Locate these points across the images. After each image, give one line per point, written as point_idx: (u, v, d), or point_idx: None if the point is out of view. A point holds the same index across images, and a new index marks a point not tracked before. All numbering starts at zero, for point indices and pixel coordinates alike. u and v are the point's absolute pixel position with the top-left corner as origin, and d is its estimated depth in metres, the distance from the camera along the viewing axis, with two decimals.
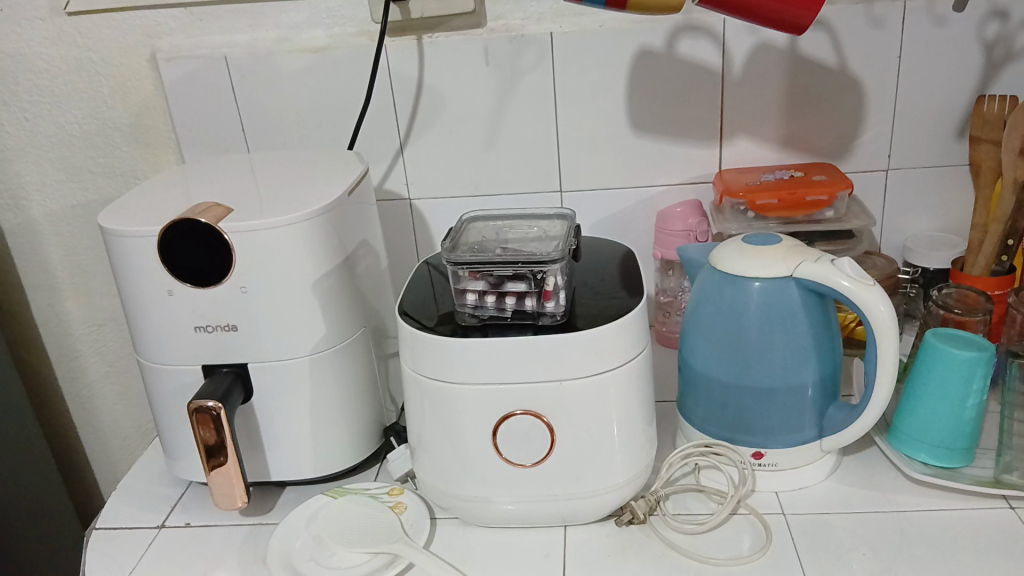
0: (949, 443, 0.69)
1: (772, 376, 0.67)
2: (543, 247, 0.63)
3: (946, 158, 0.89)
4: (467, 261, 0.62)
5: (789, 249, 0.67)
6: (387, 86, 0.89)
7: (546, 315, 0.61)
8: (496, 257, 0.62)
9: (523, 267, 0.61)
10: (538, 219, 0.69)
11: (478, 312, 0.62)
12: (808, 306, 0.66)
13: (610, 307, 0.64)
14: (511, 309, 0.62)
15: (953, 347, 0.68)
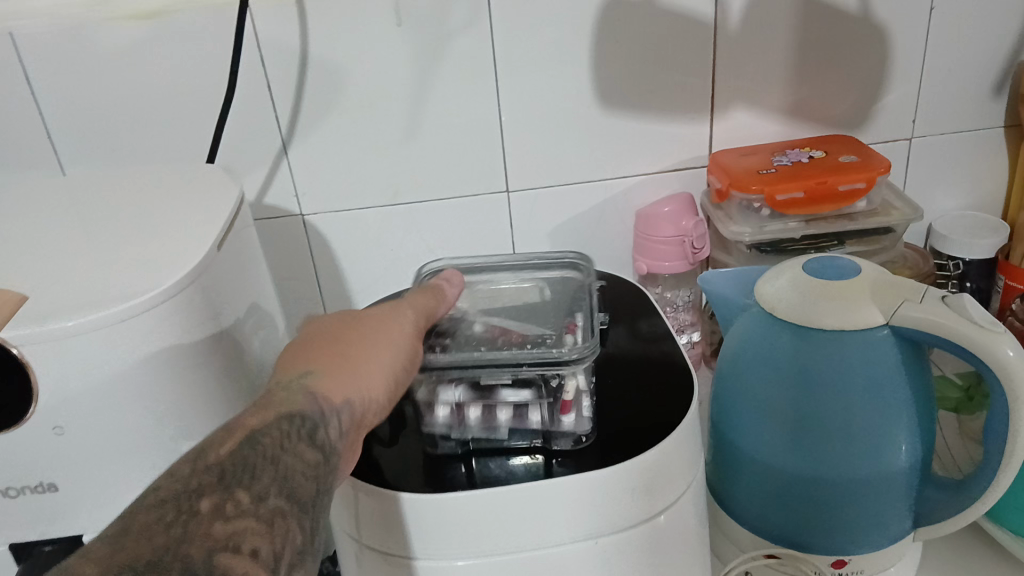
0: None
1: (855, 463, 0.48)
2: (555, 338, 0.45)
3: (979, 121, 0.72)
4: (439, 363, 0.43)
5: (874, 283, 0.48)
6: (258, 63, 0.62)
7: (564, 436, 0.43)
8: (486, 357, 0.43)
9: (530, 369, 0.43)
10: (530, 278, 0.54)
11: (454, 438, 0.44)
12: (904, 364, 0.47)
13: (643, 413, 0.44)
14: (507, 430, 0.43)
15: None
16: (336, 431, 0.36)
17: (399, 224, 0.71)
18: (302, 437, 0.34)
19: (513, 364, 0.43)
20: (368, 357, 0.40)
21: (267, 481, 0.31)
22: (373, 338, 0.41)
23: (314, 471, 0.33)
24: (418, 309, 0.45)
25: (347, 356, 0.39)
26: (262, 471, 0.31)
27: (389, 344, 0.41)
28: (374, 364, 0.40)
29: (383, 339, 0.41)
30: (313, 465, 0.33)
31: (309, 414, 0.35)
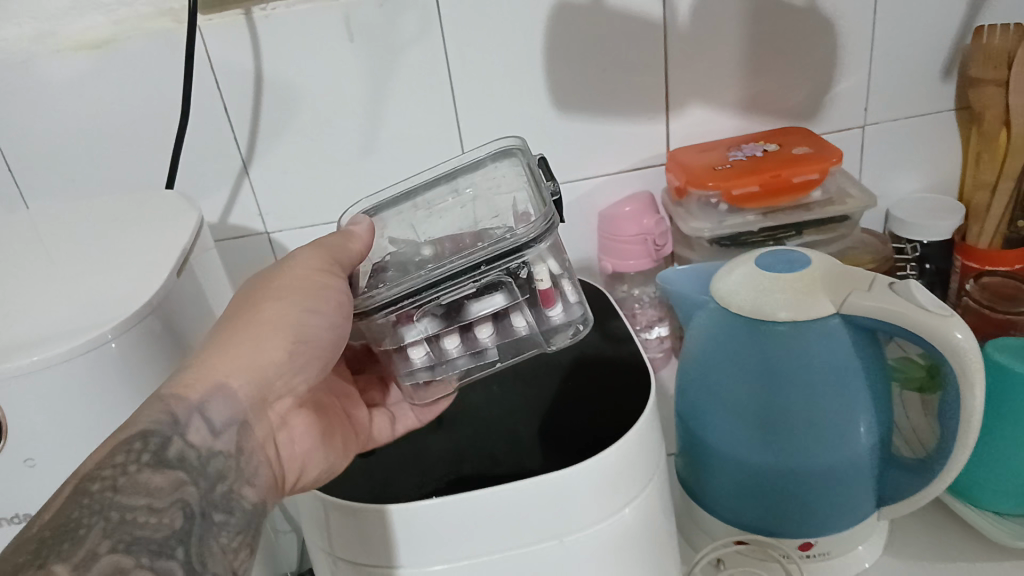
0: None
1: (819, 447, 0.49)
2: (508, 228, 0.43)
3: (931, 104, 0.73)
4: (395, 301, 0.42)
5: (824, 273, 0.49)
6: (212, 87, 0.63)
7: (556, 326, 0.45)
8: (439, 274, 0.41)
9: (490, 264, 0.41)
10: (450, 186, 0.52)
11: (442, 369, 0.46)
12: (861, 349, 0.48)
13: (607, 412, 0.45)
14: (495, 339, 0.45)
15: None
16: (206, 447, 0.36)
17: None
18: (144, 466, 0.33)
19: (472, 268, 0.41)
20: (257, 340, 0.41)
21: (97, 536, 0.29)
22: (268, 324, 0.42)
23: (163, 503, 0.32)
24: (312, 264, 0.44)
25: (238, 340, 0.41)
26: (90, 526, 0.30)
27: (277, 318, 0.42)
28: (263, 345, 0.41)
29: (274, 318, 0.42)
30: (166, 496, 0.33)
31: (159, 431, 0.35)
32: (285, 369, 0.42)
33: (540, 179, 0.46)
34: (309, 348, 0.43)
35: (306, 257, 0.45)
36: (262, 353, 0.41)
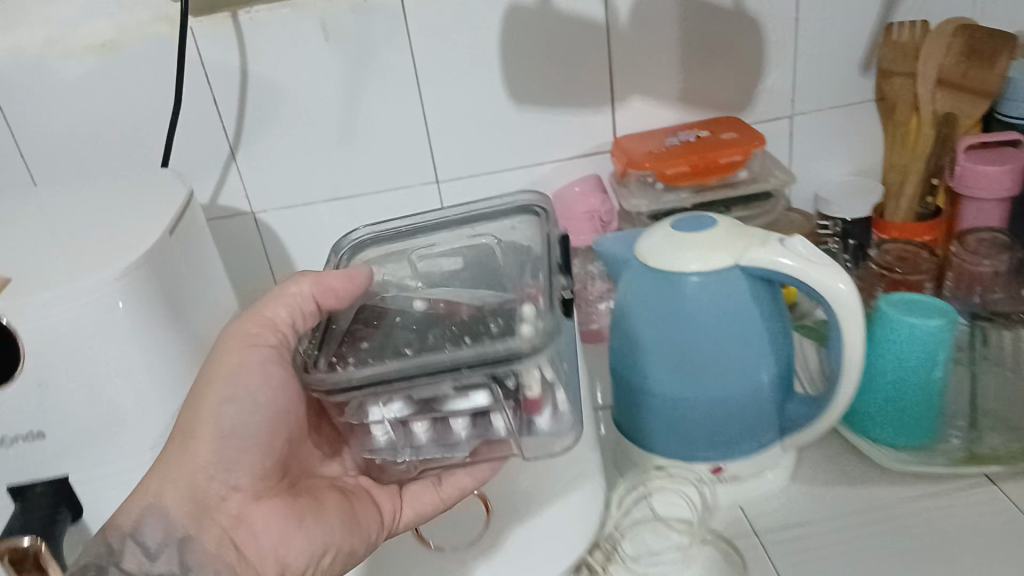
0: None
1: (726, 383, 0.57)
2: (494, 327, 0.43)
3: (854, 95, 0.81)
4: (359, 383, 0.42)
5: (728, 232, 0.56)
6: (204, 82, 0.71)
7: (538, 434, 0.45)
8: (414, 364, 0.41)
9: (475, 369, 0.41)
10: (462, 232, 0.57)
11: (406, 451, 0.46)
12: (759, 297, 0.56)
13: None
14: (472, 431, 0.45)
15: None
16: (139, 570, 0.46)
17: (342, 215, 0.79)
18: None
19: (453, 370, 0.41)
20: (183, 450, 0.47)
21: None
22: (183, 441, 0.47)
23: None
24: (232, 344, 0.50)
25: (172, 453, 0.47)
26: None
27: (203, 411, 0.47)
28: (189, 454, 0.47)
29: (195, 420, 0.47)
30: None
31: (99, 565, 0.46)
32: (222, 469, 0.47)
33: (562, 290, 0.47)
34: (239, 441, 0.47)
35: (243, 321, 0.51)
36: (184, 467, 0.47)
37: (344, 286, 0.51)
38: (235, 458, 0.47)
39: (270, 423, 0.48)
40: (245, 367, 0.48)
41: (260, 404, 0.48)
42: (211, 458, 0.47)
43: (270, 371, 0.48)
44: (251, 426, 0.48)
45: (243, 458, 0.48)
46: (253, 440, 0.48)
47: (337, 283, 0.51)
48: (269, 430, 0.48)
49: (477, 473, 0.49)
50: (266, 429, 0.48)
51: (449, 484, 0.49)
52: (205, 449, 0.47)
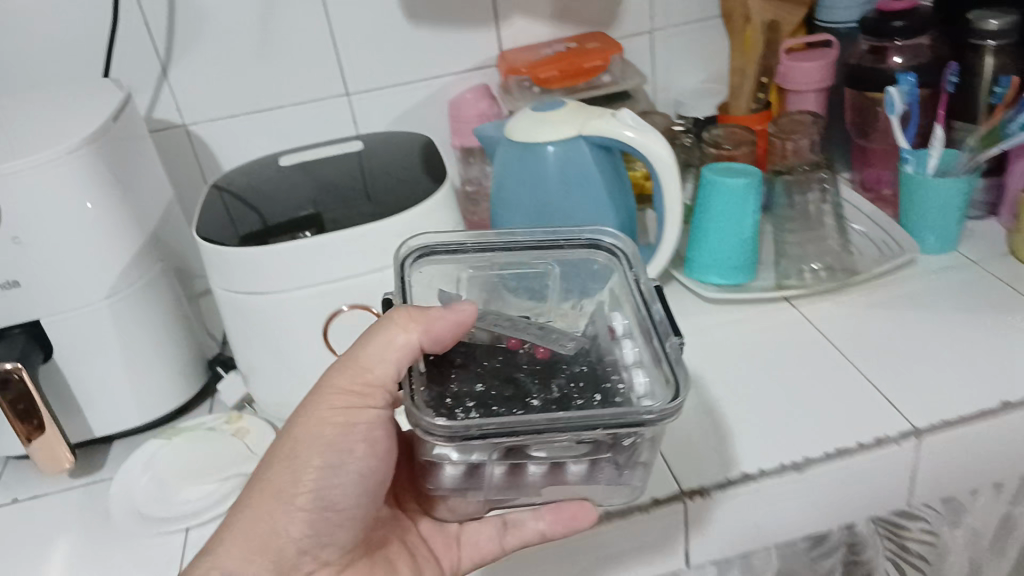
0: (950, 227, 0.75)
1: (577, 232, 0.70)
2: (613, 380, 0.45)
3: (703, 12, 0.95)
4: (483, 432, 0.41)
5: (574, 111, 0.69)
6: (135, 6, 0.81)
7: (617, 481, 0.48)
8: (550, 424, 0.40)
9: (609, 430, 0.41)
10: (534, 262, 0.54)
11: (476, 487, 0.47)
12: (600, 162, 0.69)
13: (414, 192, 0.65)
14: (545, 475, 0.47)
15: (931, 159, 0.74)
16: None
17: (264, 126, 0.91)
18: None
19: (585, 431, 0.41)
20: (271, 515, 0.47)
21: None
22: (278, 494, 0.47)
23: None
24: (336, 403, 0.47)
25: (258, 513, 0.47)
26: None
27: (302, 474, 0.47)
28: (276, 522, 0.47)
29: (290, 490, 0.47)
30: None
31: None
32: (309, 537, 0.48)
33: (658, 315, 0.47)
34: (335, 514, 0.48)
35: (343, 373, 0.47)
36: (270, 531, 0.47)
37: (451, 329, 0.45)
38: (333, 525, 0.49)
39: (363, 489, 0.49)
40: (348, 437, 0.47)
41: (356, 475, 0.48)
42: (300, 533, 0.48)
43: (373, 443, 0.48)
44: (345, 489, 0.48)
45: (334, 526, 0.49)
46: (353, 509, 0.49)
47: (446, 330, 0.45)
48: (364, 502, 0.49)
49: (544, 520, 0.51)
50: (362, 496, 0.49)
51: (513, 534, 0.53)
52: (295, 518, 0.47)
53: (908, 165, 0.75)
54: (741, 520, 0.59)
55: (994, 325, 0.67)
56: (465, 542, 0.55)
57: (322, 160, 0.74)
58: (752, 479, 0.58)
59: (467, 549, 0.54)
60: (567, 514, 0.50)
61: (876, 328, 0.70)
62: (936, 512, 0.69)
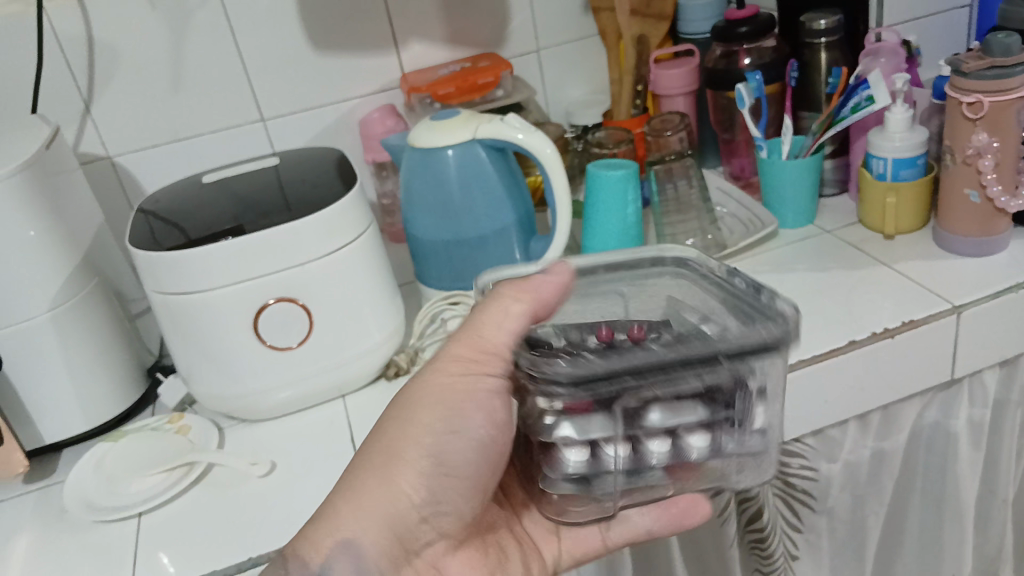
0: (804, 202, 0.85)
1: (481, 225, 0.79)
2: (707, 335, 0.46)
3: (582, 31, 1.06)
4: (609, 367, 0.43)
5: (468, 118, 0.78)
6: (56, 49, 0.87)
7: (744, 445, 0.51)
8: (681, 354, 0.43)
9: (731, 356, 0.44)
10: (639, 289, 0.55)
11: (596, 476, 0.51)
12: (494, 162, 0.78)
13: (327, 195, 0.73)
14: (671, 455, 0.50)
15: (782, 146, 0.84)
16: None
17: (187, 154, 0.97)
18: None
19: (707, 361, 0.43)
20: (389, 480, 0.50)
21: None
22: (394, 452, 0.51)
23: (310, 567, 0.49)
24: (451, 368, 0.52)
25: (384, 477, 0.50)
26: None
27: (416, 441, 0.51)
28: (397, 487, 0.50)
29: (410, 454, 0.50)
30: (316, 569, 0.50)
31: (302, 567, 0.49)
32: (428, 502, 0.51)
33: (739, 284, 0.50)
34: (451, 475, 0.51)
35: (465, 346, 0.52)
36: (391, 497, 0.50)
37: (552, 290, 0.52)
38: (449, 487, 0.51)
39: (479, 455, 0.52)
40: (472, 404, 0.51)
41: (477, 440, 0.51)
42: (422, 500, 0.51)
43: (490, 411, 0.51)
44: (461, 454, 0.51)
45: (452, 491, 0.52)
46: (465, 475, 0.52)
47: (548, 292, 0.52)
48: (482, 468, 0.52)
49: (651, 514, 0.58)
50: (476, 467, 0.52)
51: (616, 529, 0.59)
52: (416, 485, 0.50)
53: (762, 152, 0.84)
54: None
55: (841, 276, 0.76)
56: (570, 542, 0.60)
57: (243, 174, 0.81)
58: None
59: (572, 545, 0.60)
60: (672, 515, 0.58)
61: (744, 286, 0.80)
62: (811, 447, 0.72)
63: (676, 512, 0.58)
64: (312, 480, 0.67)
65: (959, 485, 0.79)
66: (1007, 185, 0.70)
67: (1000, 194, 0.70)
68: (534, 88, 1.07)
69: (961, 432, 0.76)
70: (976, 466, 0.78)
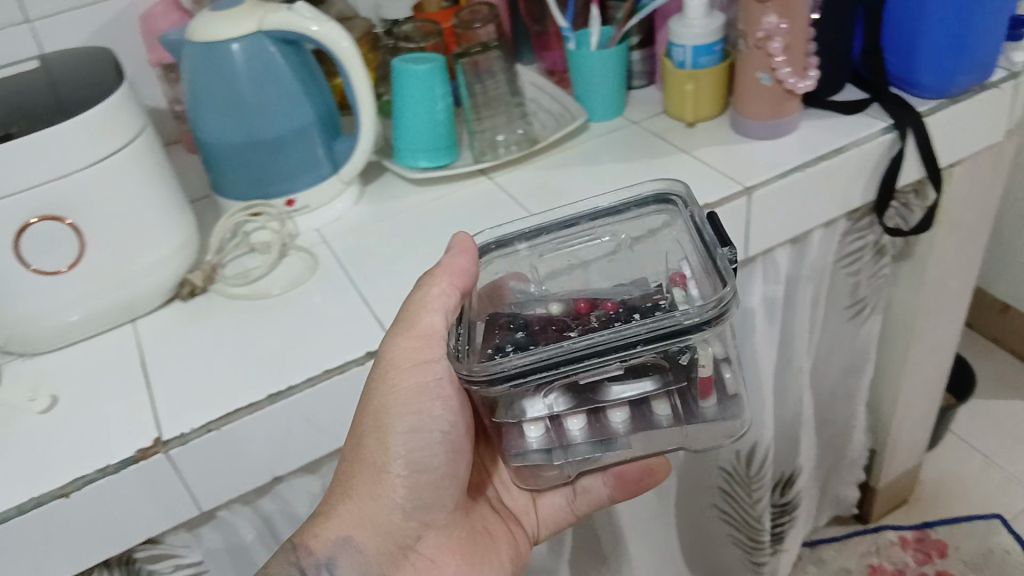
0: (612, 94, 0.84)
1: (277, 127, 0.73)
2: (666, 304, 0.50)
3: None
4: (517, 366, 0.47)
5: (252, 8, 0.71)
6: None
7: (703, 409, 0.55)
8: (595, 341, 0.47)
9: (653, 338, 0.47)
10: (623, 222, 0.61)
11: (560, 448, 0.57)
12: (286, 56, 0.72)
13: (91, 97, 0.65)
14: (629, 421, 0.56)
15: (589, 37, 0.81)
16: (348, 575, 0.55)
17: None
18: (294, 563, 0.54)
19: (628, 346, 0.47)
20: (374, 488, 0.56)
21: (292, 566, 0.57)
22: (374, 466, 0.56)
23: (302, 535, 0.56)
24: (402, 362, 0.55)
25: (369, 485, 0.56)
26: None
27: (393, 447, 0.56)
28: (381, 495, 0.56)
29: (384, 460, 0.56)
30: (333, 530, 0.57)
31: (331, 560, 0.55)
32: (412, 501, 0.58)
33: (708, 236, 0.54)
34: (425, 472, 0.57)
35: (402, 335, 0.55)
36: (379, 504, 0.56)
37: (465, 261, 0.57)
38: (428, 486, 0.58)
39: (443, 448, 0.58)
40: (426, 397, 0.56)
41: (438, 433, 0.57)
42: (403, 497, 0.57)
43: (446, 398, 0.57)
44: (428, 447, 0.57)
45: (429, 485, 0.58)
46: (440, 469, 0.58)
47: (464, 266, 0.56)
48: (450, 462, 0.59)
49: (609, 483, 0.71)
50: (445, 456, 0.58)
51: (582, 497, 0.72)
52: (395, 488, 0.57)
53: (571, 43, 0.82)
54: None
55: (644, 164, 0.77)
56: (544, 517, 0.72)
57: None
58: None
59: (546, 521, 0.72)
60: (632, 480, 0.72)
61: (554, 180, 0.79)
62: None
63: (637, 477, 0.72)
64: (99, 414, 0.62)
65: (760, 362, 0.83)
66: (796, 67, 0.72)
67: (790, 75, 0.71)
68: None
69: (759, 310, 0.79)
70: (773, 341, 0.82)
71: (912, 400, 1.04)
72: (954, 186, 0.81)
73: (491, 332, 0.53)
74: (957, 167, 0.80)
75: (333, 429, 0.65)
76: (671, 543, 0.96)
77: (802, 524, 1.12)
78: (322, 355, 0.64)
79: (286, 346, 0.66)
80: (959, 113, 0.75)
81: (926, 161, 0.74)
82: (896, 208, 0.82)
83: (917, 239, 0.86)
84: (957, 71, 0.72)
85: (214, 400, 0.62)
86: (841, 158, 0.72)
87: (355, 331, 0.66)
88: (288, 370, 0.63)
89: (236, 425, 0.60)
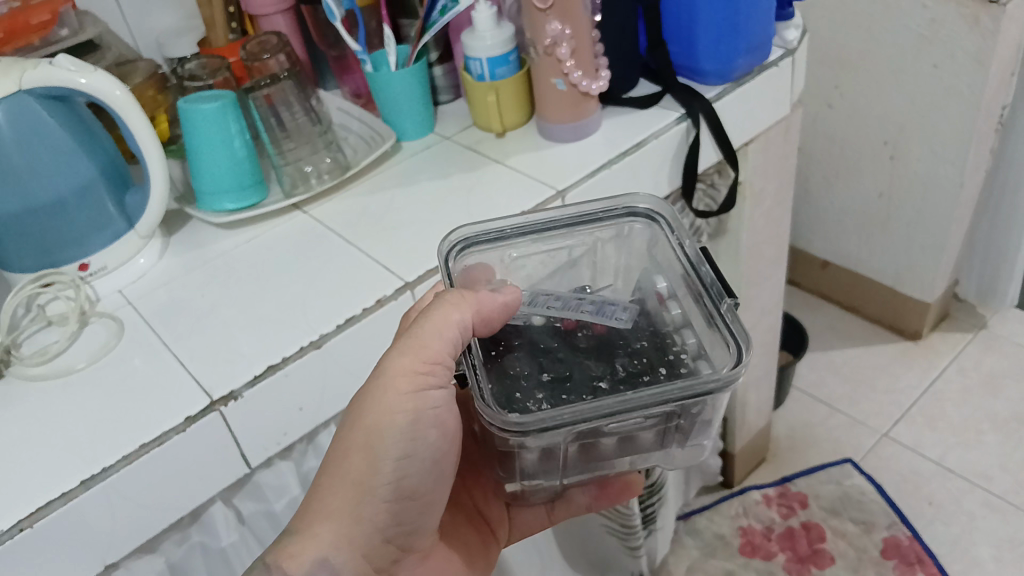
0: (419, 111, 0.83)
1: (54, 189, 0.68)
2: (681, 355, 0.50)
3: None
4: (550, 420, 0.46)
5: (7, 66, 0.65)
6: None
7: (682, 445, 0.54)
8: (626, 400, 0.46)
9: (677, 400, 0.46)
10: (605, 225, 0.59)
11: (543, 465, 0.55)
12: (55, 113, 0.67)
13: None
14: (617, 446, 0.53)
15: (387, 57, 0.80)
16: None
17: None
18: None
19: (655, 405, 0.46)
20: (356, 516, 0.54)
21: None
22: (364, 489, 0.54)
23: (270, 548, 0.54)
24: (402, 386, 0.54)
25: (348, 510, 0.54)
26: None
27: (382, 471, 0.54)
28: (363, 518, 0.55)
29: (372, 483, 0.54)
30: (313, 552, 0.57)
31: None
32: (394, 523, 0.57)
33: (707, 275, 0.52)
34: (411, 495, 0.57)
35: (409, 358, 0.53)
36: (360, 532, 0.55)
37: (496, 300, 0.52)
38: (411, 508, 0.58)
39: (433, 472, 0.57)
40: (422, 416, 0.55)
41: (426, 459, 0.56)
42: (386, 522, 0.56)
43: (441, 425, 0.56)
44: (416, 473, 0.56)
45: (413, 509, 0.58)
46: (426, 491, 0.58)
47: (491, 301, 0.52)
48: (435, 483, 0.58)
49: (589, 496, 0.72)
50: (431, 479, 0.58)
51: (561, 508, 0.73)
52: (380, 512, 0.55)
53: (368, 66, 0.81)
54: (275, 408, 0.63)
55: (459, 180, 0.77)
56: (517, 521, 0.74)
57: None
58: (277, 367, 0.62)
59: (518, 525, 0.74)
60: (611, 493, 0.72)
61: (373, 206, 0.77)
62: None
63: (615, 489, 0.72)
64: None
65: None
66: (587, 70, 0.74)
67: (582, 78, 0.74)
68: (110, 22, 0.88)
69: None
70: None
71: (751, 365, 1.09)
72: (751, 163, 0.86)
73: (509, 368, 0.51)
74: (751, 144, 0.85)
75: (167, 504, 0.60)
76: (548, 546, 0.96)
77: (670, 501, 1.16)
78: (134, 428, 0.59)
79: (97, 423, 0.60)
80: (744, 94, 0.79)
81: (721, 144, 0.78)
82: (703, 190, 0.86)
83: (729, 216, 0.91)
84: (734, 54, 0.76)
85: (22, 496, 0.56)
86: (643, 149, 0.75)
87: (169, 396, 0.61)
88: (101, 450, 0.58)
89: (51, 518, 0.55)
